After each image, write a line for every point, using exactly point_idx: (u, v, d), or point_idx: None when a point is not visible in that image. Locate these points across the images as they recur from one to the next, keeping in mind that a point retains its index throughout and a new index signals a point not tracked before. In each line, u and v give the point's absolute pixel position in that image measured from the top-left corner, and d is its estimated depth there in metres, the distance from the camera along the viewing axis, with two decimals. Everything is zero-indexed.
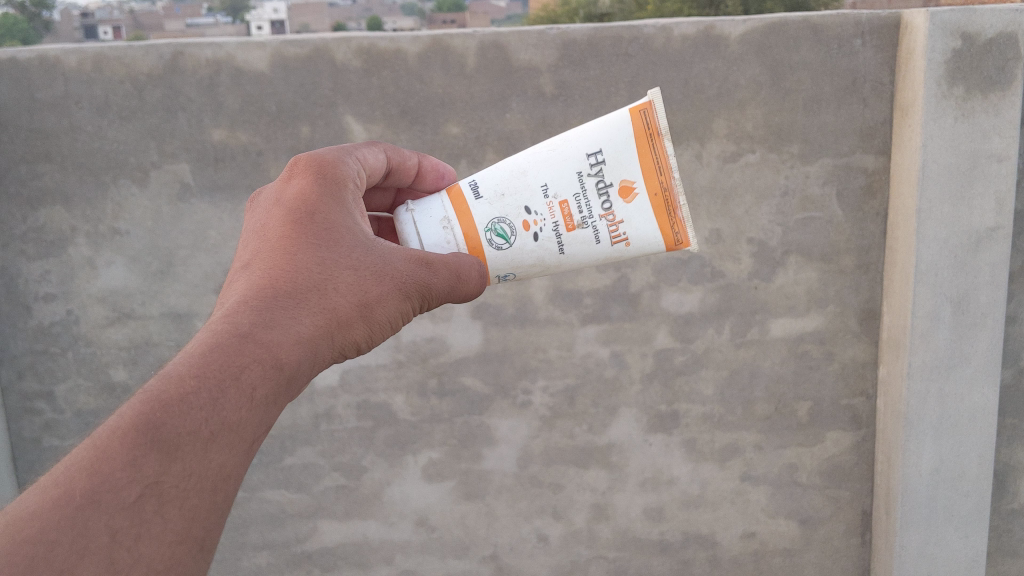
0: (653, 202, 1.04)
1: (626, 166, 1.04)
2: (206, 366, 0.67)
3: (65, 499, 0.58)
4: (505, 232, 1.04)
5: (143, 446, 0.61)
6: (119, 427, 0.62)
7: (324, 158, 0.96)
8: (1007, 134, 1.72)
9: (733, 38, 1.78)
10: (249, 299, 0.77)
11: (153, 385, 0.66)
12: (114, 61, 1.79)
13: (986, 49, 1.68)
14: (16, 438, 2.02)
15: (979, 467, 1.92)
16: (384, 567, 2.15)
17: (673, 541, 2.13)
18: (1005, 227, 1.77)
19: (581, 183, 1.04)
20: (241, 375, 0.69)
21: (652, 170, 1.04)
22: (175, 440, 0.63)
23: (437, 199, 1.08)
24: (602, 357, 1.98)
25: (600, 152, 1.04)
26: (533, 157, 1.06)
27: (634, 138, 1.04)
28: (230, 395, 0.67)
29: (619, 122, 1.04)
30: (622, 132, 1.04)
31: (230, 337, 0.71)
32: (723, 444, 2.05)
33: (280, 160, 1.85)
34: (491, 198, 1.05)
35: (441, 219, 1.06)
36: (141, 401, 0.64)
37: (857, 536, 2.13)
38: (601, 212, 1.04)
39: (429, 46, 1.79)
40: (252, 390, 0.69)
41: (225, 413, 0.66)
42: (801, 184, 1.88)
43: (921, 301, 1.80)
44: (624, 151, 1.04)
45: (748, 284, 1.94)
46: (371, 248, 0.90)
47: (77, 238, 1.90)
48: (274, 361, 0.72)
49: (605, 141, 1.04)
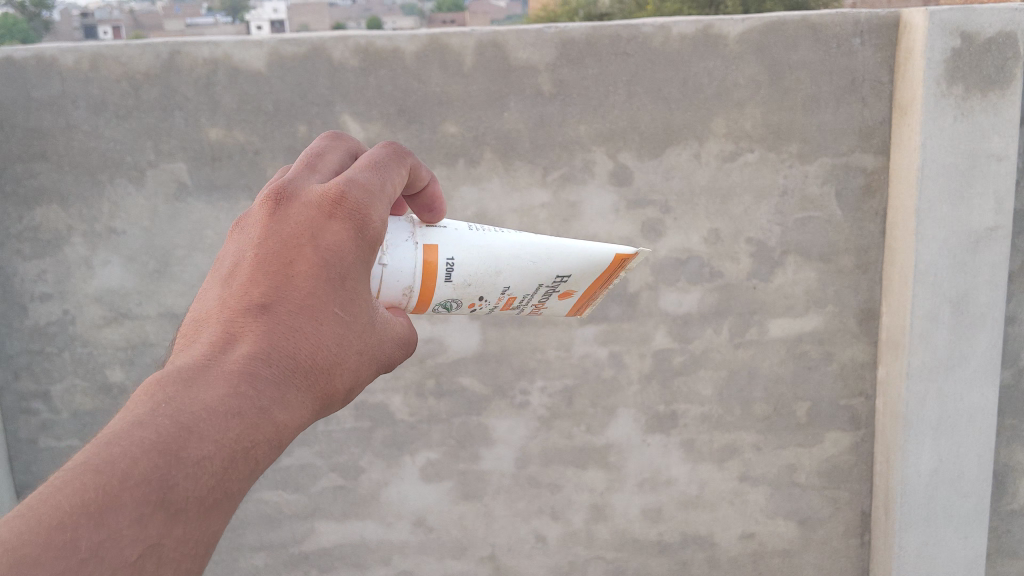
0: (579, 298, 1.01)
1: (581, 282, 0.98)
2: (227, 432, 0.57)
3: (68, 547, 0.48)
4: (450, 305, 0.93)
5: (154, 505, 0.51)
6: (131, 476, 0.51)
7: (378, 198, 0.77)
8: (1007, 133, 1.71)
9: (732, 38, 1.77)
10: (267, 354, 0.65)
11: (171, 430, 0.55)
12: (112, 60, 1.79)
13: (986, 49, 1.67)
14: (12, 439, 2.01)
15: (978, 468, 1.91)
16: (382, 568, 2.14)
17: (671, 541, 2.12)
18: (1004, 227, 1.76)
19: (537, 289, 0.95)
20: (255, 451, 0.59)
21: (595, 285, 0.99)
22: (183, 506, 0.53)
23: (408, 259, 0.88)
24: (600, 358, 1.98)
25: (569, 273, 0.95)
26: (514, 257, 0.92)
27: (600, 270, 0.97)
28: (242, 472, 0.57)
29: (598, 257, 0.95)
30: (596, 260, 0.96)
31: (251, 402, 0.60)
32: (722, 445, 2.04)
33: (277, 159, 1.85)
34: (456, 285, 0.90)
35: (401, 290, 0.88)
36: (159, 451, 0.53)
37: (857, 537, 2.12)
38: (536, 303, 0.98)
39: (427, 45, 1.78)
40: (259, 468, 0.60)
41: (231, 494, 0.57)
42: (800, 184, 1.87)
43: (920, 301, 1.79)
44: (585, 276, 0.97)
45: (747, 285, 1.94)
46: (384, 318, 0.78)
47: (73, 238, 1.90)
48: (283, 447, 0.62)
49: (578, 268, 0.95)
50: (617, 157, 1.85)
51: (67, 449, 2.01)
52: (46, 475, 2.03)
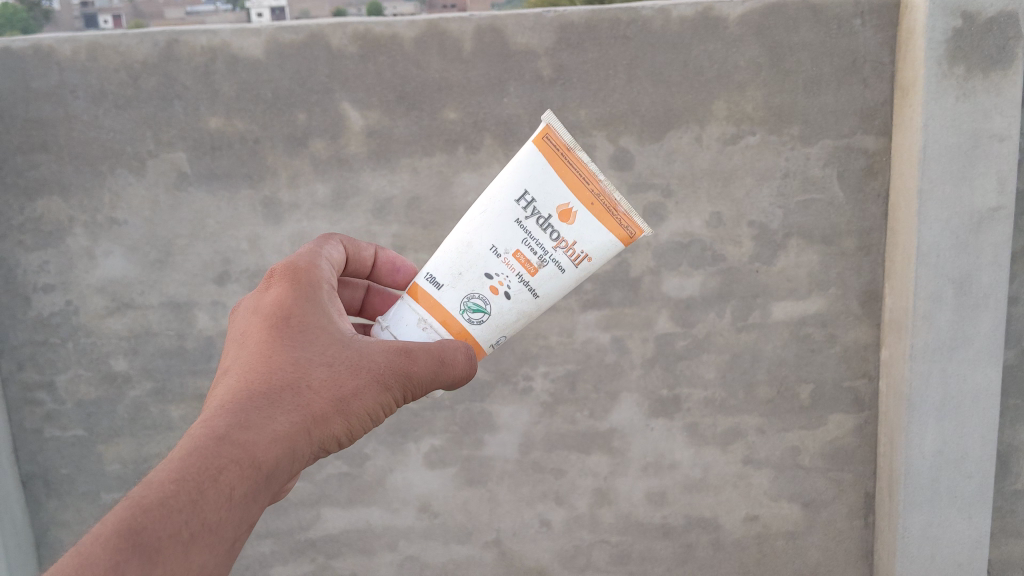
0: (589, 209, 0.94)
1: (555, 193, 0.94)
2: (185, 470, 0.71)
3: None
4: (481, 305, 0.97)
5: (124, 550, 0.63)
6: (100, 534, 0.64)
7: (297, 264, 0.99)
8: (1009, 113, 1.68)
9: (732, 20, 1.76)
10: (225, 406, 0.80)
11: (136, 489, 0.69)
12: (109, 50, 1.78)
13: (987, 28, 1.64)
14: (17, 428, 2.03)
15: (982, 448, 1.89)
16: (388, 554, 2.16)
17: (675, 524, 2.14)
18: (1007, 208, 1.73)
19: (524, 230, 0.96)
20: (219, 476, 0.72)
21: (576, 182, 0.94)
22: (157, 544, 0.65)
23: (403, 304, 1.00)
24: (602, 343, 1.98)
25: (527, 192, 0.95)
26: (470, 226, 0.98)
27: (548, 165, 0.94)
28: (209, 496, 0.71)
29: (528, 158, 0.95)
30: (536, 165, 0.95)
31: (209, 440, 0.75)
32: (725, 428, 2.05)
33: (278, 148, 1.85)
34: (451, 282, 0.97)
35: (417, 322, 0.98)
36: (125, 507, 0.66)
37: (860, 518, 2.13)
38: (552, 244, 0.95)
39: (425, 31, 1.77)
40: (231, 489, 0.73)
41: (206, 513, 0.70)
42: (802, 166, 1.86)
43: (922, 282, 1.78)
44: (546, 180, 0.94)
45: (749, 268, 1.93)
46: (352, 340, 0.93)
47: (75, 229, 1.90)
48: (252, 461, 0.76)
49: (526, 180, 0.95)
50: (618, 142, 1.85)
51: (73, 438, 2.03)
52: (53, 465, 2.05)
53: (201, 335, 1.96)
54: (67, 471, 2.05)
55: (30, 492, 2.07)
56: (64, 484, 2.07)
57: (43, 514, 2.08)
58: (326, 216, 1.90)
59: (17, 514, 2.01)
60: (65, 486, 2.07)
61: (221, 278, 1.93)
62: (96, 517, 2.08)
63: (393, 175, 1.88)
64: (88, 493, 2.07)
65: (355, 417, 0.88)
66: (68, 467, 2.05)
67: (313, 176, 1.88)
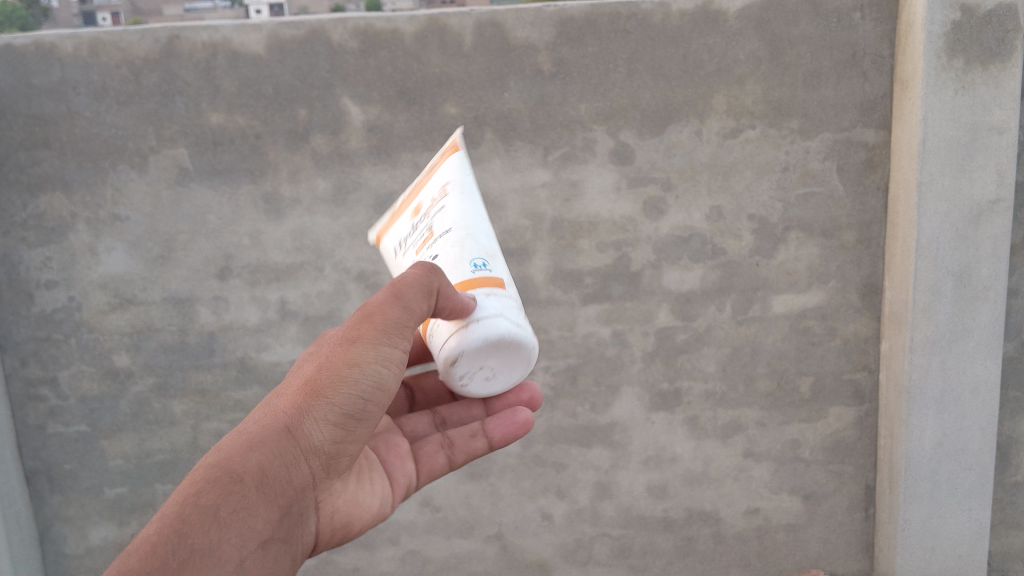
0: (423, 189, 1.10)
1: (403, 221, 1.12)
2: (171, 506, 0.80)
3: None
4: None
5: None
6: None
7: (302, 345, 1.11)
8: (1008, 105, 1.69)
9: (732, 14, 1.76)
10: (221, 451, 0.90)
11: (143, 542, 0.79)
12: (111, 46, 1.79)
13: (986, 21, 1.65)
14: (20, 424, 2.04)
15: (982, 440, 1.90)
16: (390, 547, 2.17)
17: (676, 517, 2.15)
18: (1007, 200, 1.74)
19: (408, 247, 1.08)
20: (196, 501, 0.80)
21: (403, 208, 1.14)
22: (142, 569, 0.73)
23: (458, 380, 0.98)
24: (603, 336, 1.99)
25: (394, 250, 1.13)
26: None
27: (389, 232, 1.17)
28: (190, 519, 0.78)
29: (384, 248, 1.18)
30: (388, 240, 1.16)
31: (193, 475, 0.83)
32: (725, 421, 2.06)
33: (279, 143, 1.86)
34: None
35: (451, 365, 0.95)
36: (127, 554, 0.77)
37: (860, 511, 2.14)
38: (422, 220, 1.06)
39: (426, 26, 1.78)
40: (212, 509, 0.80)
41: (189, 532, 0.77)
42: (802, 159, 1.86)
43: (922, 275, 1.79)
44: (394, 234, 1.14)
45: (749, 261, 1.93)
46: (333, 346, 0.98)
47: (77, 225, 1.91)
48: (228, 476, 0.83)
49: (391, 249, 1.15)
50: (618, 136, 1.85)
51: (76, 434, 2.04)
52: (56, 460, 2.06)
53: (203, 331, 1.97)
54: (71, 466, 2.06)
55: (33, 488, 2.08)
56: (68, 479, 2.08)
57: (46, 509, 2.09)
58: (327, 211, 1.91)
59: (20, 509, 2.02)
60: (68, 481, 2.08)
61: (223, 274, 1.94)
62: (100, 512, 2.09)
63: (394, 170, 1.88)
64: (91, 489, 2.08)
65: (339, 394, 0.90)
66: (72, 462, 2.06)
67: (314, 171, 1.88)
